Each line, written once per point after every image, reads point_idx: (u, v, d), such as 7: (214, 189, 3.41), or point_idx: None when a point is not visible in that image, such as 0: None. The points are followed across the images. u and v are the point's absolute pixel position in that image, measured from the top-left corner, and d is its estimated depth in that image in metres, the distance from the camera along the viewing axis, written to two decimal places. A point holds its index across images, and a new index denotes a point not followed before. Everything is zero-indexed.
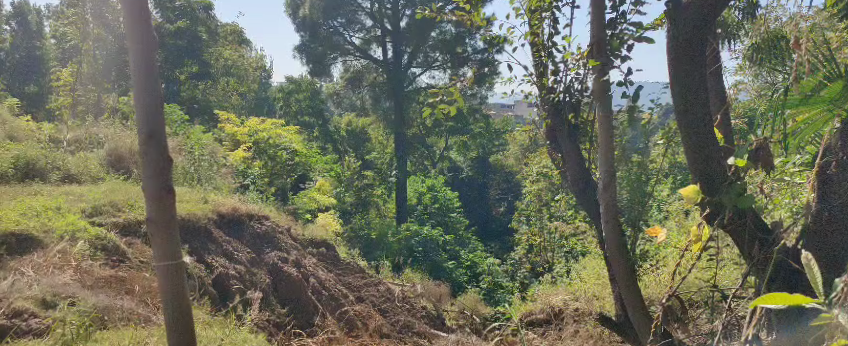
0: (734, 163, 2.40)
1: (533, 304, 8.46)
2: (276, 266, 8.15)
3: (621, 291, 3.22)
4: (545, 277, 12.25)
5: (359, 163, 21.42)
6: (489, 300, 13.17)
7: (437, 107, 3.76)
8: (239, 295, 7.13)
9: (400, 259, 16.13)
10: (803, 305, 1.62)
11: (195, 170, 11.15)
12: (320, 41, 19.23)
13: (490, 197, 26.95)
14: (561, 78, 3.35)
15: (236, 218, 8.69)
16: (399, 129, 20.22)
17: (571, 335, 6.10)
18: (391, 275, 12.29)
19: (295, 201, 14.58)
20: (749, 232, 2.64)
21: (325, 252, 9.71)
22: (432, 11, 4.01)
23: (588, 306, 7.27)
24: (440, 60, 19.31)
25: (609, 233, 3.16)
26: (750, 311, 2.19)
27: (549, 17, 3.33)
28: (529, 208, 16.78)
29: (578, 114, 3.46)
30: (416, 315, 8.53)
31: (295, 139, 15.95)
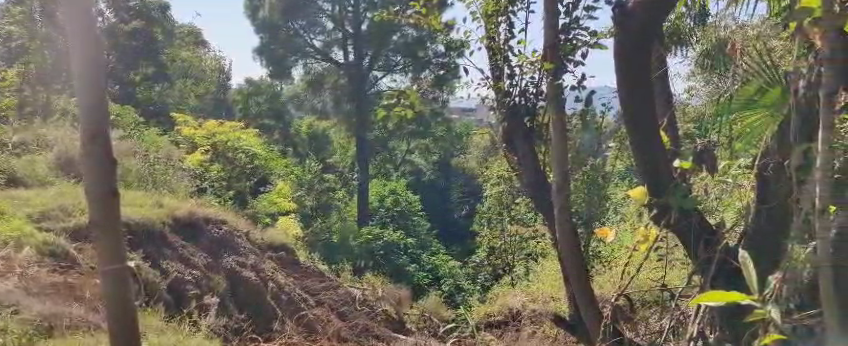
0: (682, 164, 2.41)
1: (492, 306, 8.56)
2: (233, 271, 8.04)
3: (574, 291, 3.24)
4: (506, 280, 12.38)
5: (320, 166, 21.38)
6: (450, 302, 13.25)
7: (394, 110, 3.73)
8: (194, 300, 7.02)
9: (361, 262, 16.13)
10: (738, 302, 1.48)
11: (150, 173, 10.94)
12: (281, 43, 19.36)
13: (451, 200, 27.09)
14: (516, 82, 3.39)
15: (192, 223, 8.53)
16: (360, 132, 20.17)
17: (528, 336, 6.20)
18: (351, 278, 12.26)
19: (254, 205, 14.47)
20: (695, 232, 2.53)
21: (284, 256, 9.62)
22: (389, 14, 4.01)
23: (546, 307, 7.39)
24: (402, 64, 19.45)
25: (562, 233, 3.16)
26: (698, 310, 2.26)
27: (504, 22, 3.36)
28: (490, 211, 16.97)
29: (533, 116, 3.46)
30: (375, 319, 8.48)
31: (254, 142, 15.81)
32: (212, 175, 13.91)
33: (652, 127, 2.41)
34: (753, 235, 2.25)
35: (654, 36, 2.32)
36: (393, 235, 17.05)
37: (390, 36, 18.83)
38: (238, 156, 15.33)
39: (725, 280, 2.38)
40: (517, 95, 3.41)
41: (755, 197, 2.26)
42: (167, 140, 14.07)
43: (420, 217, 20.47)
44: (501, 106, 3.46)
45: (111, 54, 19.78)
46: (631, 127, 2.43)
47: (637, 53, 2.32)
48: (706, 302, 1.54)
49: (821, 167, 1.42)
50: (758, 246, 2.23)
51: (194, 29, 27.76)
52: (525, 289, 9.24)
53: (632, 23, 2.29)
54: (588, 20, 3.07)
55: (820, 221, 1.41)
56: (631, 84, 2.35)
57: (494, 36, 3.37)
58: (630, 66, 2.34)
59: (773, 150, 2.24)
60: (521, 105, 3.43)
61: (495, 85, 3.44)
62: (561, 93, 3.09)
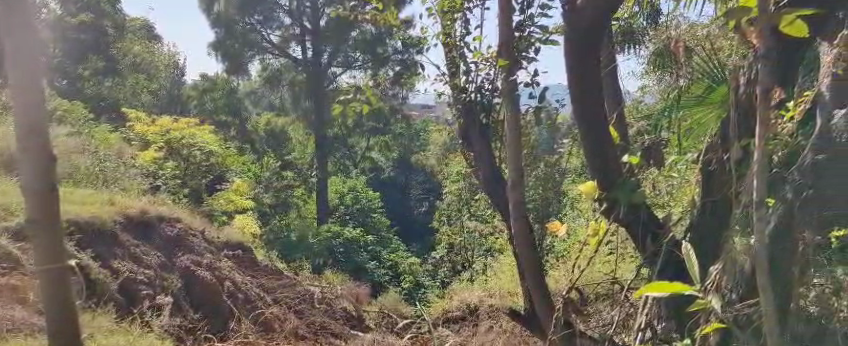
0: (630, 159, 2.43)
1: (450, 302, 8.59)
2: (187, 270, 7.87)
3: (528, 285, 3.25)
4: (465, 276, 12.47)
5: (278, 163, 21.13)
6: (410, 298, 13.30)
7: (349, 105, 3.66)
8: (147, 300, 6.86)
9: (320, 259, 16.03)
10: (683, 293, 1.58)
11: (100, 170, 10.68)
12: (236, 38, 18.86)
13: (411, 197, 27.15)
14: (472, 78, 3.37)
15: (145, 221, 8.33)
16: (320, 129, 20.04)
17: (485, 331, 6.16)
18: (310, 276, 12.21)
19: (210, 203, 14.24)
20: (643, 227, 2.55)
21: (240, 254, 9.46)
22: (346, 11, 3.98)
23: (502, 302, 7.35)
24: (361, 60, 19.30)
25: (517, 229, 3.17)
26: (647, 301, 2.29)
27: (461, 18, 3.36)
28: (449, 208, 17.07)
29: (488, 113, 3.41)
30: (332, 316, 8.36)
31: (209, 138, 15.55)
32: (167, 173, 13.61)
33: (601, 124, 2.46)
34: (698, 228, 2.29)
35: (603, 32, 2.34)
36: (352, 233, 17.05)
37: (349, 33, 18.70)
38: (193, 153, 15.02)
39: (672, 273, 2.43)
40: (473, 91, 3.39)
41: (701, 192, 2.31)
42: (119, 137, 13.71)
43: (379, 214, 20.48)
44: (457, 102, 3.44)
45: (59, 48, 19.17)
46: (581, 125, 2.46)
47: (586, 49, 2.35)
48: (652, 293, 1.66)
49: (756, 158, 1.47)
50: (703, 238, 2.26)
51: (147, 23, 27.11)
52: (484, 284, 9.33)
53: (581, 18, 2.31)
54: (542, 17, 3.08)
55: (756, 216, 1.46)
56: (580, 80, 2.38)
57: (450, 32, 3.37)
58: (580, 63, 2.36)
59: (717, 144, 2.29)
60: (476, 101, 3.41)
61: (451, 81, 3.42)
62: (516, 91, 3.10)
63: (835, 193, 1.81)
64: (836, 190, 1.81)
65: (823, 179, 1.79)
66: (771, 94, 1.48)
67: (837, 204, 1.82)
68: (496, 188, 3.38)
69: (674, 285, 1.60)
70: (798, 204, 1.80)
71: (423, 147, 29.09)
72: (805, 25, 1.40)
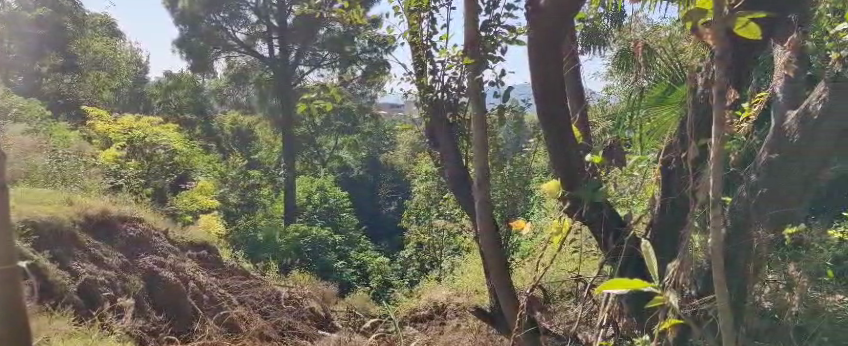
0: (593, 158, 2.44)
1: (417, 301, 8.58)
2: (150, 271, 7.72)
3: (494, 284, 3.26)
4: (434, 274, 12.51)
5: (245, 162, 20.83)
6: (377, 297, 13.27)
7: (312, 102, 3.58)
8: (108, 302, 6.72)
9: (287, 260, 15.86)
10: (642, 290, 1.59)
11: (59, 170, 10.40)
12: (201, 35, 18.60)
13: (379, 196, 27.15)
14: (438, 78, 3.30)
15: (106, 222, 8.13)
16: (287, 128, 19.88)
17: (453, 329, 6.10)
18: (277, 276, 12.10)
19: (174, 203, 13.99)
20: (606, 225, 2.59)
21: (206, 254, 9.31)
22: (311, 8, 3.93)
23: (469, 301, 7.27)
24: (328, 59, 19.07)
25: (484, 230, 3.17)
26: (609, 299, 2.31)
27: (427, 18, 3.29)
28: (418, 207, 17.08)
29: (455, 112, 3.39)
30: (297, 316, 8.23)
31: (174, 137, 15.27)
32: (130, 172, 13.30)
33: (564, 124, 2.49)
34: (660, 226, 2.33)
35: (565, 30, 2.34)
36: (320, 232, 16.99)
37: (317, 31, 18.37)
38: (156, 152, 14.75)
39: (633, 270, 2.49)
40: (439, 90, 3.31)
41: (660, 190, 2.35)
42: (79, 135, 13.33)
43: (347, 214, 20.41)
44: (423, 101, 3.35)
45: (16, 45, 18.61)
46: (543, 122, 2.49)
47: (549, 50, 2.36)
48: (612, 289, 1.67)
49: (710, 157, 1.51)
50: (662, 237, 2.31)
51: (108, 20, 26.53)
52: (451, 282, 9.36)
53: (544, 15, 2.30)
54: (508, 17, 3.09)
55: (711, 213, 1.50)
56: (543, 80, 2.40)
57: (417, 31, 3.30)
58: (541, 64, 2.38)
59: (677, 145, 2.31)
60: (443, 101, 3.34)
61: (419, 80, 3.36)
62: (481, 91, 3.05)
63: (788, 193, 1.91)
64: (789, 190, 1.91)
65: (777, 181, 1.90)
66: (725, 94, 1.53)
67: (788, 205, 1.92)
68: (462, 186, 3.39)
69: (633, 282, 1.61)
70: (754, 203, 1.94)
71: (391, 146, 29.19)
72: (758, 28, 1.43)
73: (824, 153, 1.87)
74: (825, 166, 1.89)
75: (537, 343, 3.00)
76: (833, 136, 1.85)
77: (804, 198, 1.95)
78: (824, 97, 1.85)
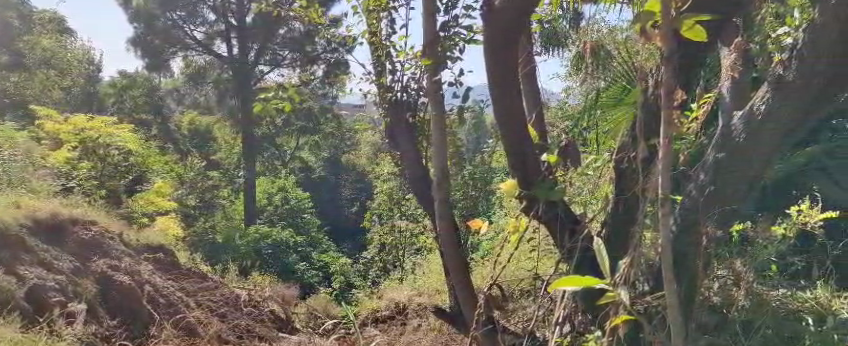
0: (548, 159, 2.47)
1: (379, 301, 8.59)
2: (103, 274, 7.50)
3: (454, 284, 3.26)
4: (396, 274, 12.55)
5: (203, 164, 20.51)
6: (340, 298, 13.23)
7: (270, 103, 3.51)
8: (58, 308, 6.50)
9: (248, 261, 15.66)
10: (595, 287, 1.72)
11: (6, 172, 10.06)
12: (157, 33, 18.21)
13: (342, 197, 27.10)
14: (397, 78, 3.29)
15: (57, 225, 7.87)
16: (247, 129, 19.65)
17: (414, 330, 6.07)
18: (237, 278, 11.96)
19: (129, 205, 13.67)
20: (560, 223, 2.63)
21: (162, 257, 9.06)
22: (269, 6, 3.87)
23: (431, 300, 7.25)
24: (289, 59, 18.86)
25: (443, 230, 3.17)
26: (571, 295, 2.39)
27: (387, 17, 3.27)
28: (380, 208, 17.08)
29: (414, 112, 3.39)
30: (257, 318, 8.10)
31: (130, 137, 14.93)
32: (82, 174, 12.93)
33: (521, 125, 2.51)
34: (613, 224, 2.38)
35: (520, 30, 2.38)
36: (282, 234, 16.87)
37: (277, 30, 18.25)
38: (111, 153, 14.42)
39: (588, 267, 2.54)
40: (399, 90, 3.30)
41: (614, 189, 2.38)
42: (27, 134, 12.82)
43: (308, 215, 20.33)
44: (383, 102, 3.34)
45: None
46: (499, 120, 2.50)
47: (506, 49, 2.38)
48: (566, 287, 1.81)
49: (659, 157, 1.56)
50: (615, 235, 2.36)
51: (58, 17, 25.79)
52: (413, 282, 9.41)
53: (499, 16, 2.33)
54: (466, 18, 3.11)
55: (660, 210, 1.55)
56: (499, 79, 2.42)
57: (377, 31, 3.27)
58: (499, 63, 2.39)
59: (629, 144, 2.36)
60: (403, 100, 3.33)
61: (378, 80, 3.35)
62: (440, 90, 3.04)
63: (733, 189, 1.97)
64: (735, 187, 1.97)
65: (725, 179, 1.97)
66: (673, 97, 1.58)
67: (734, 202, 1.99)
68: (422, 186, 3.39)
69: (587, 279, 1.75)
70: (702, 201, 2.00)
71: (352, 147, 29.14)
72: (702, 31, 1.47)
73: (768, 151, 1.92)
74: (769, 165, 1.96)
75: (495, 341, 3.02)
76: (778, 132, 1.89)
77: (749, 194, 2.02)
78: (766, 98, 1.91)
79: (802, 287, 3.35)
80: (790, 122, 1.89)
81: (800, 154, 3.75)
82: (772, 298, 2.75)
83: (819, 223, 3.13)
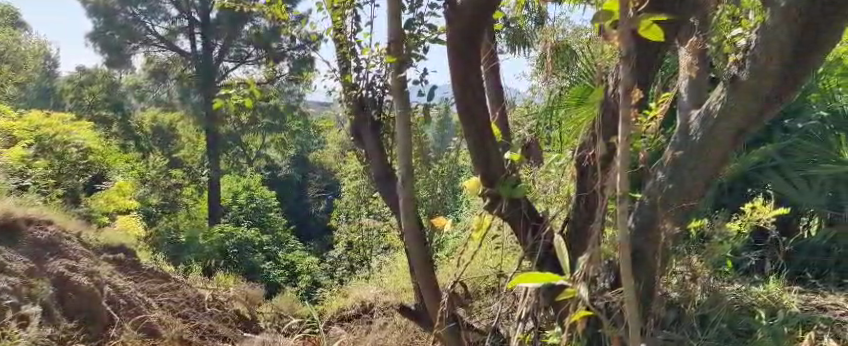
0: (511, 157, 2.48)
1: (345, 300, 8.53)
2: (60, 276, 6.80)
3: (419, 282, 3.25)
4: (363, 273, 12.50)
5: (166, 161, 20.12)
6: (307, 297, 13.12)
7: (231, 98, 3.37)
8: (10, 311, 5.84)
9: (212, 261, 15.42)
10: (553, 283, 1.75)
11: None
12: (117, 28, 17.73)
13: (309, 195, 26.94)
14: (363, 75, 3.28)
15: (7, 225, 7.18)
16: (212, 127, 19.35)
17: (380, 328, 5.83)
18: (200, 277, 11.76)
19: (88, 204, 13.28)
20: (523, 220, 2.65)
21: (123, 257, 8.70)
22: (231, 2, 3.81)
23: (397, 299, 7.18)
24: (255, 55, 18.64)
25: (408, 229, 3.15)
26: (534, 292, 2.39)
27: (351, 14, 3.24)
28: (348, 207, 16.99)
29: (380, 110, 3.37)
30: (219, 318, 7.89)
31: (88, 135, 14.75)
32: (38, 172, 12.52)
33: (484, 123, 2.51)
34: (575, 222, 2.41)
35: (482, 27, 2.37)
36: (247, 233, 16.68)
37: (242, 26, 17.98)
38: (68, 150, 14.02)
39: (550, 265, 2.57)
40: (364, 88, 3.30)
41: (575, 186, 2.41)
42: None
43: (274, 214, 20.14)
44: (347, 99, 3.33)
45: None
46: (464, 118, 2.49)
47: (468, 45, 2.38)
48: (526, 283, 1.84)
49: (618, 155, 1.59)
50: (576, 232, 2.40)
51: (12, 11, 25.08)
52: (380, 280, 9.38)
53: (462, 14, 2.33)
54: (431, 15, 3.10)
55: (618, 207, 1.58)
56: (462, 74, 2.42)
57: (341, 28, 3.24)
58: (461, 58, 2.39)
59: (589, 142, 2.38)
60: (368, 98, 3.32)
61: (343, 78, 3.33)
62: (405, 87, 3.02)
63: (690, 187, 2.02)
64: (693, 183, 2.01)
65: (682, 176, 2.02)
66: (630, 95, 1.61)
67: (692, 198, 2.03)
68: (387, 184, 3.35)
69: (545, 276, 1.78)
70: (660, 199, 2.05)
71: (318, 145, 28.96)
72: (660, 30, 1.50)
73: (722, 151, 1.97)
74: (724, 164, 2.00)
75: (459, 339, 3.02)
76: (732, 129, 1.91)
77: (707, 191, 2.07)
78: (721, 97, 1.93)
79: (754, 282, 3.45)
80: (745, 121, 1.90)
81: (756, 153, 4.03)
82: (727, 292, 2.84)
83: (771, 219, 3.23)
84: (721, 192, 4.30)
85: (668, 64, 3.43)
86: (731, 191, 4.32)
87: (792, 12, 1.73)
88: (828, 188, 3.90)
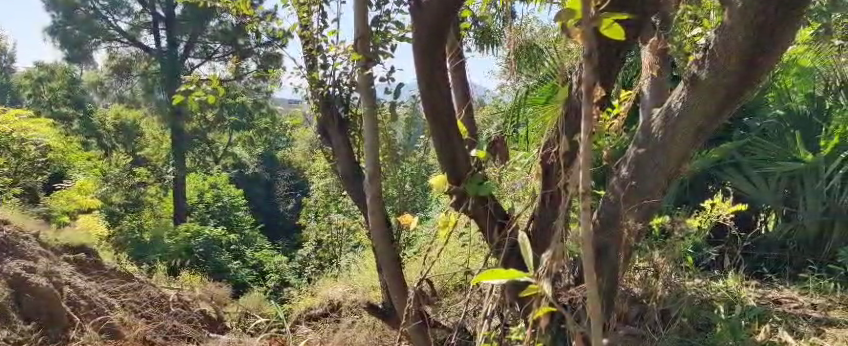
0: (477, 155, 2.47)
1: (314, 299, 8.46)
2: (16, 276, 6.21)
3: (385, 279, 3.23)
4: (332, 271, 12.40)
5: (130, 160, 19.71)
6: (275, 296, 12.97)
7: (194, 96, 3.29)
8: None
9: (177, 261, 15.18)
10: (517, 280, 1.76)
11: None
12: (77, 23, 17.32)
13: (277, 194, 26.74)
14: (330, 72, 3.24)
15: None
16: (176, 124, 19.02)
17: (348, 326, 5.73)
18: (165, 278, 11.51)
19: (49, 203, 12.82)
20: (489, 218, 2.65)
21: (84, 257, 8.45)
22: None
23: (365, 297, 7.13)
24: (221, 52, 18.38)
25: (375, 227, 3.13)
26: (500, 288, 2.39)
27: (318, 11, 3.21)
28: (317, 205, 16.85)
29: (347, 107, 3.34)
30: (183, 318, 7.53)
31: (47, 133, 14.44)
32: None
33: (451, 120, 2.50)
34: (540, 219, 2.43)
35: (449, 24, 2.37)
36: (214, 231, 16.49)
37: (207, 22, 17.73)
38: (26, 148, 13.37)
39: (515, 261, 2.59)
40: (331, 85, 3.25)
41: (541, 184, 2.42)
42: None
43: (242, 213, 19.94)
44: (314, 96, 3.28)
45: None
46: (429, 117, 2.49)
47: (433, 41, 2.37)
48: (490, 280, 1.84)
49: (580, 154, 1.60)
50: (541, 229, 2.43)
51: None
52: (350, 277, 9.31)
53: (428, 11, 2.33)
54: (398, 13, 3.09)
55: (581, 205, 1.60)
56: (427, 70, 2.41)
57: (308, 24, 3.20)
58: (427, 54, 2.38)
59: (552, 140, 2.40)
60: (335, 96, 3.28)
61: (309, 75, 3.29)
62: (372, 84, 2.99)
63: (652, 184, 2.05)
64: (654, 180, 2.04)
65: (645, 173, 2.04)
66: (593, 94, 1.63)
67: (654, 196, 2.07)
68: (355, 182, 3.33)
69: (509, 272, 1.78)
70: (623, 195, 2.09)
71: (286, 144, 28.75)
72: (620, 29, 1.51)
73: (684, 149, 2.00)
74: (685, 160, 2.04)
75: (425, 337, 3.01)
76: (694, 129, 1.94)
77: (669, 188, 2.10)
78: (682, 95, 1.96)
79: (713, 277, 3.56)
80: (704, 121, 1.94)
81: (716, 151, 4.11)
82: (688, 288, 2.90)
83: (730, 216, 3.30)
84: (683, 189, 4.38)
85: (631, 63, 3.48)
86: (692, 186, 4.42)
87: (748, 13, 1.76)
88: (784, 185, 4.03)
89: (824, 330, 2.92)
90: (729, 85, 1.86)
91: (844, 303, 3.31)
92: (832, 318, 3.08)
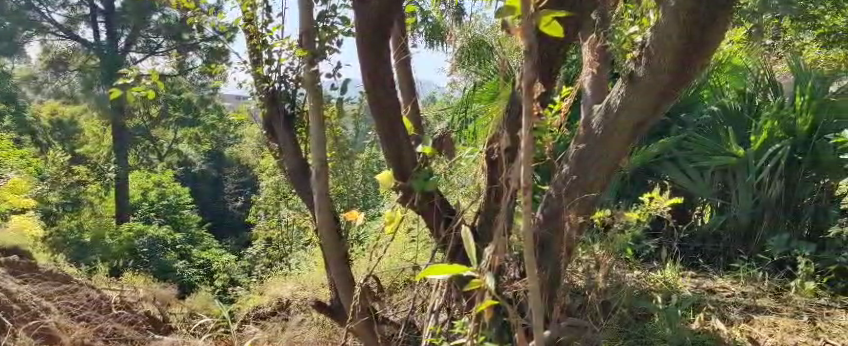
0: (424, 151, 2.48)
1: (263, 297, 8.35)
2: None
3: (333, 276, 3.20)
4: (280, 268, 12.33)
5: (68, 157, 18.93)
6: (223, 295, 12.76)
7: (132, 91, 3.14)
8: None
9: (119, 262, 14.73)
10: (460, 274, 1.78)
11: None
12: (6, 16, 16.61)
13: (226, 192, 26.68)
14: (275, 68, 3.19)
15: None
16: (117, 121, 18.41)
17: (297, 324, 5.63)
18: (105, 278, 11.16)
19: None
20: (436, 213, 2.67)
21: (16, 260, 8.07)
22: None
23: (314, 295, 7.06)
24: (165, 46, 18.10)
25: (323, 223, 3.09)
26: (445, 282, 2.40)
27: (262, 5, 3.16)
28: (265, 203, 16.62)
29: (293, 103, 3.30)
30: (125, 320, 7.24)
31: None
32: None
33: (398, 115, 2.51)
34: (486, 213, 2.46)
35: (392, 20, 2.37)
36: (158, 231, 16.69)
37: (148, 16, 17.43)
38: None
39: (461, 255, 2.61)
40: (277, 80, 3.21)
41: (486, 179, 2.45)
42: None
43: (190, 213, 19.91)
44: (259, 93, 3.23)
45: None
46: (375, 113, 2.49)
47: (375, 36, 2.37)
48: (436, 274, 1.86)
49: (523, 149, 1.63)
50: (486, 223, 2.46)
51: None
52: (299, 275, 9.25)
53: (370, 7, 2.33)
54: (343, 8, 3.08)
55: (522, 200, 1.63)
56: (371, 67, 2.41)
57: (252, 19, 3.15)
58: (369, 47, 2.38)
59: (497, 136, 2.42)
60: (281, 92, 3.25)
61: (254, 71, 3.23)
62: (317, 80, 2.96)
63: (592, 178, 2.10)
64: (595, 173, 2.09)
65: (586, 169, 2.09)
66: (531, 92, 1.68)
67: (593, 190, 2.12)
68: (301, 178, 3.30)
69: (452, 267, 1.81)
70: (565, 189, 2.14)
71: (233, 142, 28.38)
72: (559, 27, 1.56)
73: (622, 144, 2.05)
74: (623, 155, 2.10)
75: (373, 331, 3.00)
76: (630, 126, 2.00)
77: (609, 183, 2.16)
78: (620, 92, 2.00)
79: (653, 268, 3.68)
80: (641, 117, 1.99)
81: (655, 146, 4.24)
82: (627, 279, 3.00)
83: (669, 209, 3.42)
84: (626, 183, 4.49)
85: (572, 60, 3.56)
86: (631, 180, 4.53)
87: (680, 12, 1.82)
88: (718, 179, 4.19)
89: (752, 317, 3.09)
90: (664, 82, 1.92)
91: (771, 290, 3.49)
92: (762, 305, 3.24)
